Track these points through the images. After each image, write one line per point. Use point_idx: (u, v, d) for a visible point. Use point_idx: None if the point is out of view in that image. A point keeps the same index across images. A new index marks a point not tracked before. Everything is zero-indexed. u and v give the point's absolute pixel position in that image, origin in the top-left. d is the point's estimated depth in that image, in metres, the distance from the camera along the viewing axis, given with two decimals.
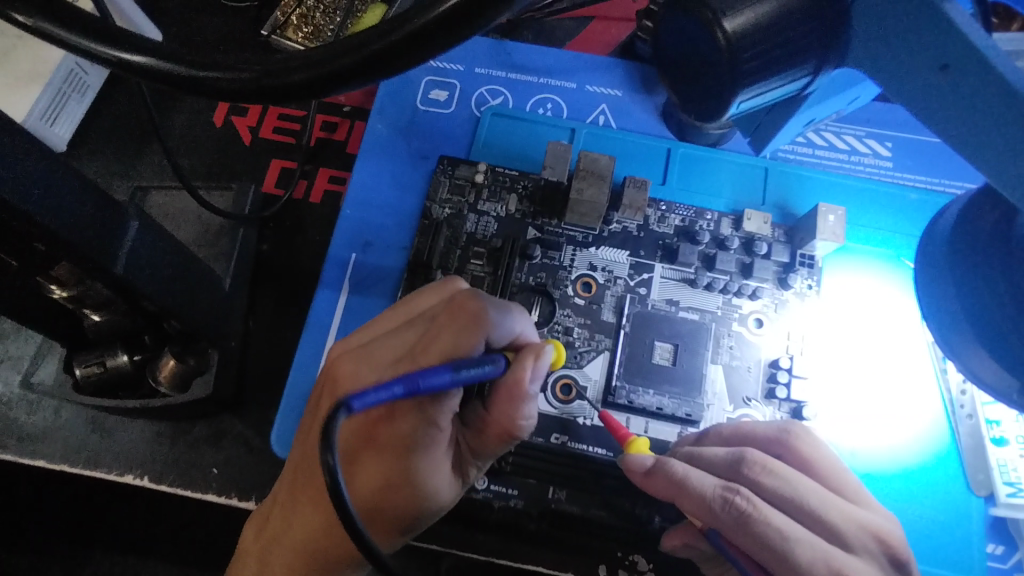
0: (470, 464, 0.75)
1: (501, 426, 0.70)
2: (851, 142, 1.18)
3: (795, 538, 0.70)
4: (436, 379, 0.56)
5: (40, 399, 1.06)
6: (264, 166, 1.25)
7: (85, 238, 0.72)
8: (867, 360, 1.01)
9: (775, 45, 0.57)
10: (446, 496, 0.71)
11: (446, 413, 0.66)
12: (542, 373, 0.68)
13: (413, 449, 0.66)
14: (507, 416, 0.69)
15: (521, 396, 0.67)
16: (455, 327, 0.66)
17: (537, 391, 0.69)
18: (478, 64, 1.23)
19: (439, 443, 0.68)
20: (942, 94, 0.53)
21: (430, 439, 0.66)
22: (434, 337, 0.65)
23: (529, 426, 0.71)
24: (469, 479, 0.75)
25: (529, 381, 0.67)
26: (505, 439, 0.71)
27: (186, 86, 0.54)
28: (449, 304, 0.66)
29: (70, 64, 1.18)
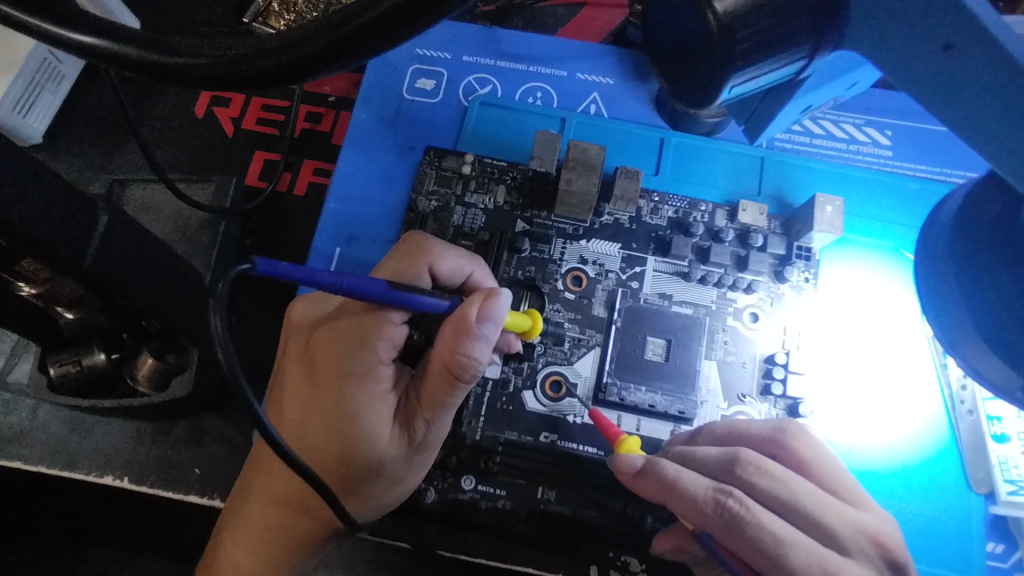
0: (423, 415, 0.76)
1: (442, 361, 0.72)
2: (850, 130, 1.15)
3: (789, 541, 0.68)
4: (366, 285, 0.65)
5: (17, 399, 1.04)
6: (247, 158, 1.22)
7: (52, 233, 0.69)
8: (858, 344, 0.98)
9: (769, 27, 0.54)
10: (384, 442, 0.75)
11: (389, 344, 0.76)
12: (492, 317, 0.71)
13: (352, 379, 0.74)
14: (449, 352, 0.71)
15: (465, 329, 0.70)
16: (403, 259, 0.80)
17: (488, 334, 0.72)
18: (466, 52, 1.19)
19: (380, 378, 0.76)
20: (949, 76, 0.50)
21: (368, 370, 0.75)
22: (391, 265, 0.80)
23: (474, 367, 0.72)
24: (417, 437, 0.76)
25: (473, 318, 0.70)
26: (449, 379, 0.72)
27: (148, 72, 0.51)
28: (406, 246, 0.82)
29: (43, 53, 1.15)
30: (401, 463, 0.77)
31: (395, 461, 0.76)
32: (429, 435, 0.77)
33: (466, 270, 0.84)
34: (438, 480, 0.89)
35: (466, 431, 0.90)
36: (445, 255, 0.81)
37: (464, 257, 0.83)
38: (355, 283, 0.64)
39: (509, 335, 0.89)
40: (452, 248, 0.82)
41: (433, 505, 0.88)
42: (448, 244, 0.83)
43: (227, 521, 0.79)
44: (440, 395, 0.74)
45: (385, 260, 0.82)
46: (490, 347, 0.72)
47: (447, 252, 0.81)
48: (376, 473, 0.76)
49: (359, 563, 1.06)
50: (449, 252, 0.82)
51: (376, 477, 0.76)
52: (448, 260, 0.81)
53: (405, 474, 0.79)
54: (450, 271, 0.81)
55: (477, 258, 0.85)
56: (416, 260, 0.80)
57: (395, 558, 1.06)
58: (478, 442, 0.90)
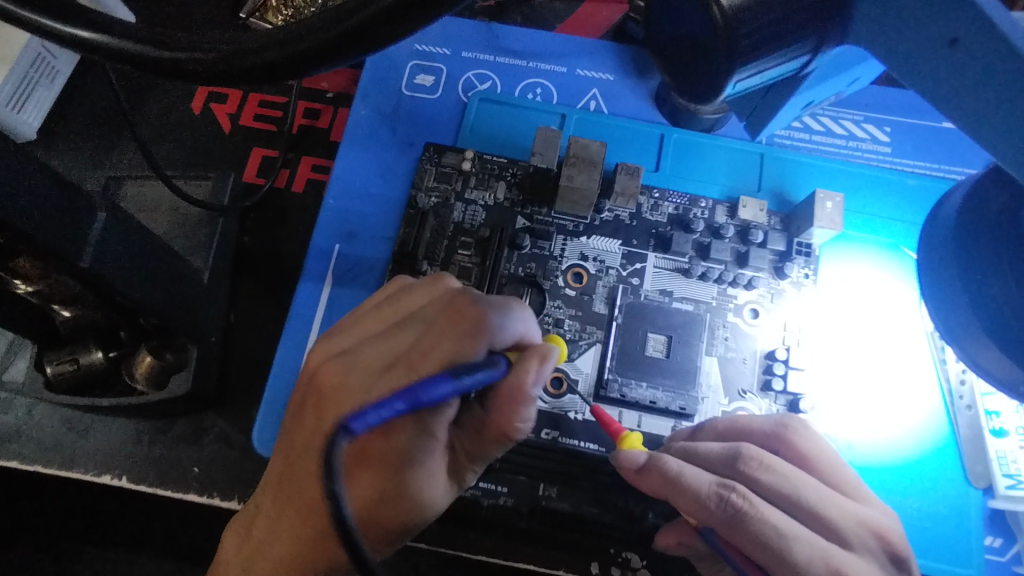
0: (469, 469, 0.69)
1: (496, 426, 0.65)
2: (849, 126, 1.15)
3: (792, 535, 0.68)
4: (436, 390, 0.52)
5: (12, 398, 1.03)
6: (244, 154, 1.21)
7: (50, 229, 0.68)
8: (876, 363, 0.98)
9: (772, 22, 0.54)
10: (442, 496, 0.66)
11: (443, 421, 0.62)
12: (545, 379, 0.63)
13: (409, 464, 0.61)
14: (506, 418, 0.64)
15: (519, 396, 0.62)
16: (451, 334, 0.61)
17: (537, 396, 0.64)
18: (465, 48, 1.19)
19: (438, 454, 0.63)
20: (955, 70, 0.50)
21: (426, 449, 0.62)
22: (438, 343, 0.61)
23: (525, 430, 0.65)
24: (466, 486, 0.69)
25: (532, 385, 0.62)
26: (500, 441, 0.66)
27: (146, 66, 0.50)
28: (457, 316, 0.62)
29: (37, 48, 1.14)
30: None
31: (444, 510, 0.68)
32: (478, 480, 0.70)
33: (520, 331, 0.65)
34: None
35: None
36: (502, 327, 0.62)
37: (518, 316, 0.65)
38: (428, 393, 0.51)
39: None
40: (506, 308, 0.64)
41: None
42: (501, 304, 0.64)
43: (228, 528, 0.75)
44: (491, 452, 0.67)
45: (427, 327, 0.63)
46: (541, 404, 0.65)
47: (503, 318, 0.62)
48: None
49: None
50: (505, 311, 0.63)
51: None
52: (506, 330, 0.62)
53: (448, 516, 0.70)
54: (507, 343, 0.63)
55: (527, 309, 0.67)
56: (472, 339, 0.61)
57: (398, 556, 1.06)
58: None
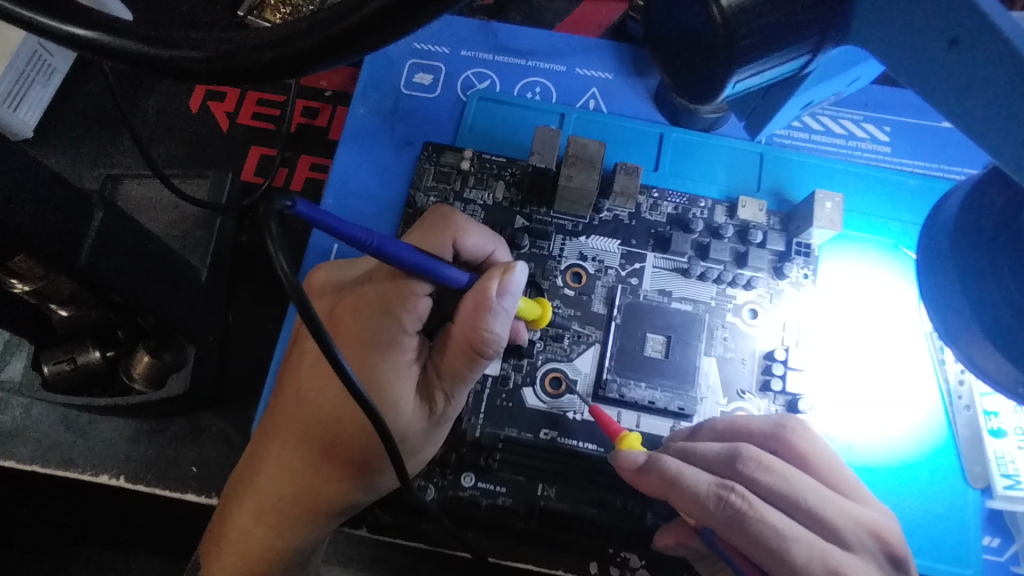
0: (439, 390, 0.75)
1: (463, 336, 0.70)
2: (848, 126, 1.15)
3: (792, 537, 0.68)
4: (396, 246, 0.62)
5: (10, 397, 1.03)
6: (243, 153, 1.20)
7: (46, 228, 0.68)
8: (857, 334, 0.99)
9: (773, 21, 0.53)
10: (407, 415, 0.74)
11: (414, 317, 0.73)
12: (511, 291, 0.69)
13: (377, 350, 0.73)
14: (470, 325, 0.69)
15: (484, 304, 0.68)
16: (427, 228, 0.78)
17: (508, 310, 0.70)
18: (463, 47, 1.18)
19: (405, 349, 0.74)
20: (958, 71, 0.50)
21: (393, 340, 0.73)
22: (415, 236, 0.78)
23: (495, 341, 0.70)
24: (437, 410, 0.76)
25: (495, 292, 0.68)
26: (470, 354, 0.71)
27: (143, 65, 0.50)
28: (431, 218, 0.80)
29: (33, 45, 1.13)
30: (421, 436, 0.77)
31: (416, 433, 0.76)
32: (448, 408, 0.77)
33: (487, 249, 0.82)
34: (438, 477, 0.89)
35: (466, 428, 0.90)
36: (471, 230, 0.79)
37: (489, 234, 0.82)
38: (384, 243, 0.61)
39: (517, 322, 0.89)
40: (478, 224, 0.81)
41: (433, 502, 0.88)
42: (474, 220, 0.81)
43: (236, 492, 0.76)
44: (462, 369, 0.73)
45: (411, 231, 0.80)
46: (509, 322, 0.71)
47: (470, 224, 0.78)
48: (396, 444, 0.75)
49: (359, 559, 1.06)
50: (475, 226, 0.79)
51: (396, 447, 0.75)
52: (475, 235, 0.79)
53: (423, 445, 0.78)
54: (475, 246, 0.79)
55: (499, 238, 0.84)
56: (443, 231, 0.77)
57: (396, 554, 1.06)
58: (478, 439, 0.89)
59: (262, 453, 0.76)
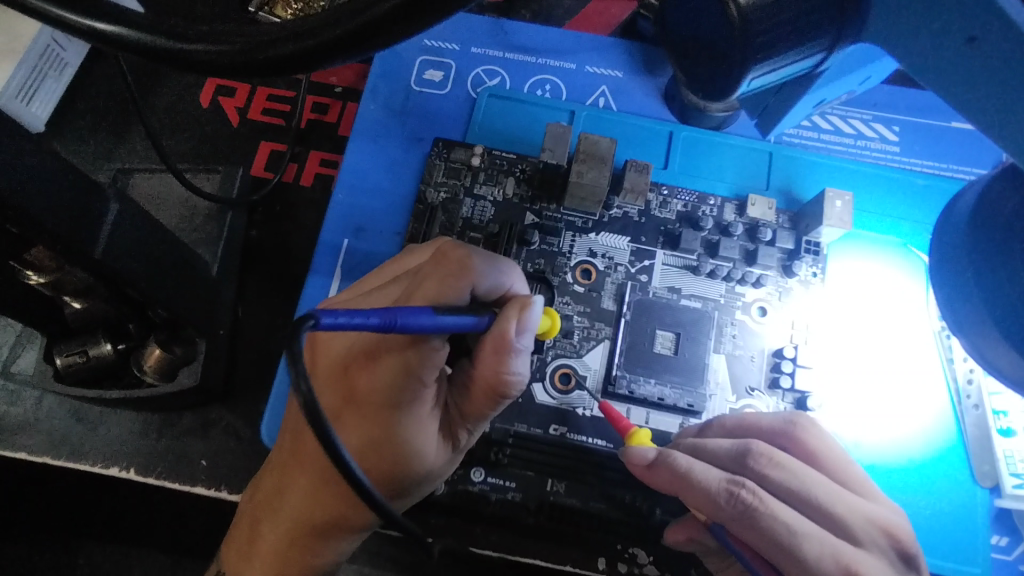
0: (461, 427, 0.75)
1: (486, 381, 0.68)
2: (858, 126, 1.15)
3: (802, 532, 0.68)
4: (417, 318, 0.57)
5: (21, 390, 1.03)
6: (253, 148, 1.21)
7: (63, 220, 0.68)
8: (875, 355, 0.98)
9: (791, 18, 0.54)
10: (433, 457, 0.72)
11: (433, 370, 0.66)
12: (527, 328, 0.67)
13: (398, 408, 0.67)
14: (492, 371, 0.67)
15: (504, 348, 0.66)
16: (441, 275, 0.66)
17: (525, 346, 0.68)
18: (474, 44, 1.19)
19: (426, 401, 0.69)
20: (977, 67, 0.49)
21: (415, 397, 0.67)
22: (427, 285, 0.66)
23: (518, 381, 0.69)
24: (460, 443, 0.75)
25: (513, 334, 0.66)
26: (493, 397, 0.70)
27: (164, 59, 0.50)
28: (443, 261, 0.67)
29: (46, 39, 1.13)
30: (445, 465, 0.75)
31: (441, 467, 0.74)
32: (470, 438, 0.77)
33: (506, 284, 0.71)
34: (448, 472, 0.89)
35: None
36: (486, 271, 0.67)
37: (505, 268, 0.70)
38: (405, 318, 0.56)
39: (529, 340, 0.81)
40: (494, 261, 0.69)
41: (443, 496, 0.88)
42: (490, 256, 0.69)
43: (265, 513, 0.75)
44: (483, 409, 0.72)
45: (418, 273, 0.69)
46: (529, 359, 0.69)
47: (489, 268, 0.67)
48: (423, 482, 0.73)
49: (366, 553, 1.06)
50: (490, 266, 0.68)
51: (424, 483, 0.74)
52: (490, 277, 0.68)
53: (446, 471, 0.77)
54: (491, 288, 0.68)
55: (513, 265, 0.72)
56: (457, 278, 0.66)
57: (403, 549, 1.07)
58: (488, 434, 0.90)
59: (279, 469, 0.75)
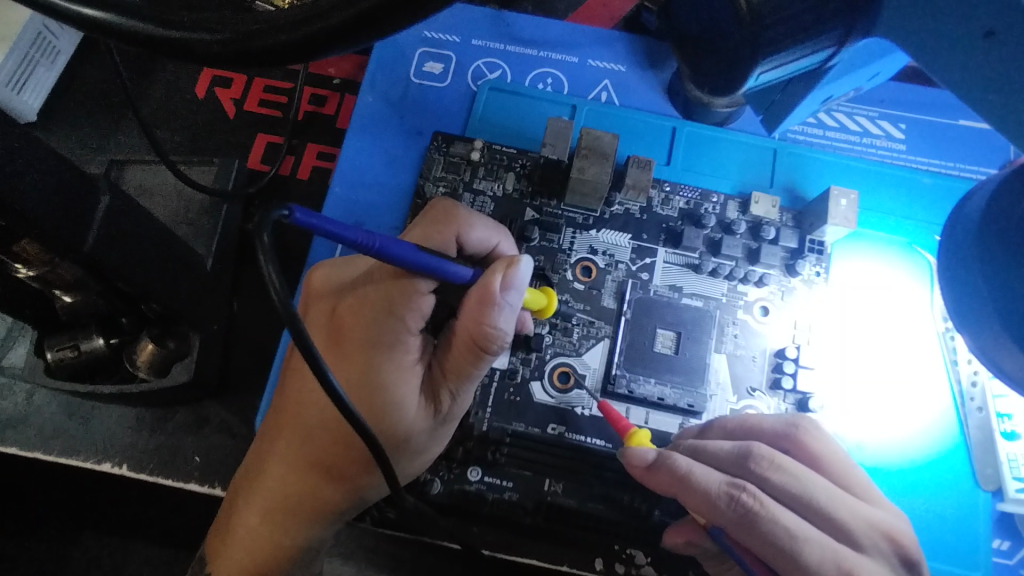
0: (444, 389, 0.73)
1: (467, 333, 0.69)
2: (863, 123, 1.14)
3: (803, 537, 0.67)
4: (397, 248, 0.61)
5: (12, 384, 1.02)
6: (249, 140, 1.19)
7: (53, 212, 0.67)
8: (873, 346, 0.97)
9: (802, 11, 0.52)
10: (412, 414, 0.72)
11: (417, 314, 0.71)
12: (516, 286, 0.68)
13: (379, 350, 0.71)
14: (474, 322, 0.68)
15: (489, 300, 0.67)
16: (430, 223, 0.76)
17: (512, 304, 0.68)
18: (474, 36, 1.17)
19: (408, 349, 0.72)
20: (990, 64, 0.48)
21: (397, 339, 0.71)
22: (417, 231, 0.76)
23: (500, 338, 0.68)
24: (442, 410, 0.74)
25: (498, 288, 0.67)
26: (474, 351, 0.69)
27: (155, 48, 0.49)
28: (431, 212, 0.77)
29: (37, 26, 1.12)
30: (426, 436, 0.75)
31: (421, 433, 0.74)
32: (455, 407, 0.75)
33: (492, 242, 0.80)
34: (444, 471, 0.88)
35: (473, 422, 0.89)
36: (473, 223, 0.77)
37: (492, 227, 0.80)
38: (386, 243, 0.60)
39: (525, 313, 0.87)
40: (481, 217, 0.79)
41: (439, 496, 0.87)
42: (477, 214, 0.79)
43: (245, 492, 0.76)
44: (466, 365, 0.71)
45: (411, 227, 0.78)
46: (515, 318, 0.69)
47: (474, 220, 0.77)
48: (400, 446, 0.73)
49: (360, 551, 1.05)
50: (477, 220, 0.78)
51: (402, 450, 0.73)
52: (478, 229, 0.77)
53: (429, 446, 0.76)
54: (478, 240, 0.78)
55: (502, 230, 0.82)
56: (445, 226, 0.76)
57: (397, 547, 1.06)
58: (485, 433, 0.88)
59: (267, 453, 0.75)
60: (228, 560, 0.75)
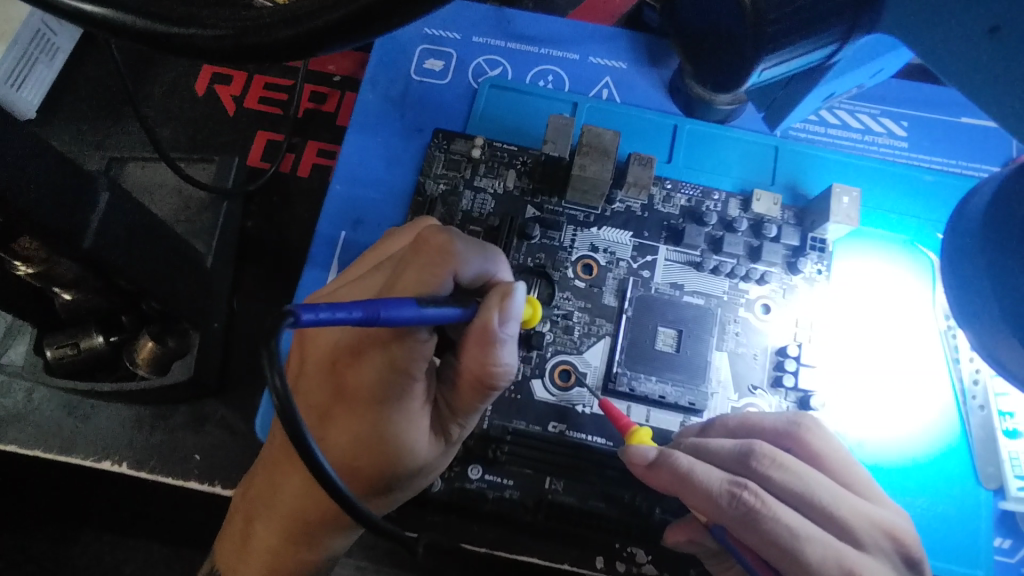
0: (453, 422, 0.72)
1: (472, 374, 0.65)
2: (865, 120, 1.13)
3: (804, 535, 0.67)
4: (401, 312, 0.54)
5: (12, 381, 1.02)
6: (249, 137, 1.18)
7: (52, 209, 0.66)
8: (876, 347, 0.97)
9: (806, 7, 0.52)
10: (425, 452, 0.69)
11: (422, 364, 0.64)
12: (512, 316, 0.63)
13: (386, 402, 0.65)
14: (477, 363, 0.64)
15: (488, 339, 0.62)
16: (422, 263, 0.64)
17: (512, 334, 0.64)
18: (475, 33, 1.16)
19: (416, 395, 0.66)
20: (996, 60, 0.47)
21: (403, 391, 0.65)
22: (408, 274, 0.64)
23: (505, 373, 0.66)
24: (452, 437, 0.73)
25: (496, 325, 0.62)
26: (480, 390, 0.67)
27: (153, 43, 0.48)
28: (424, 249, 0.65)
29: (36, 23, 1.11)
30: (438, 461, 0.73)
31: (433, 462, 0.72)
32: (463, 432, 0.74)
33: (489, 271, 0.68)
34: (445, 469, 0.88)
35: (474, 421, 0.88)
36: (468, 256, 0.65)
37: (487, 253, 0.67)
38: (388, 310, 0.53)
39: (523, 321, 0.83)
40: (475, 244, 0.66)
41: (440, 494, 0.87)
42: (470, 241, 0.66)
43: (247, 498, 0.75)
44: (473, 403, 0.69)
45: (399, 263, 0.67)
46: (517, 348, 0.65)
47: (471, 253, 0.64)
48: (414, 476, 0.71)
49: (360, 548, 1.05)
50: (471, 250, 0.65)
51: (416, 478, 0.72)
52: (473, 262, 0.65)
53: (439, 466, 0.75)
54: (473, 275, 0.66)
55: (499, 252, 0.69)
56: (439, 264, 0.64)
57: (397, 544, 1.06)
58: (486, 431, 0.88)
59: (270, 460, 0.73)
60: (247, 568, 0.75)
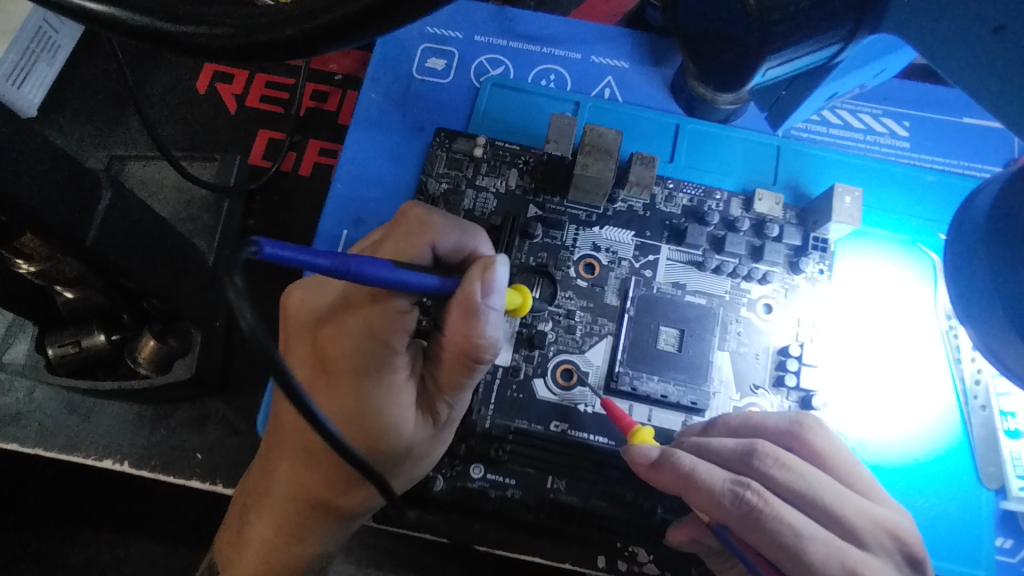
0: (440, 401, 0.72)
1: (456, 346, 0.66)
2: (867, 120, 1.13)
3: (807, 535, 0.67)
4: (373, 268, 0.55)
5: (12, 379, 1.02)
6: (250, 136, 1.18)
7: (55, 207, 0.66)
8: (873, 342, 0.97)
9: (809, 7, 0.52)
10: (411, 430, 0.70)
11: (402, 334, 0.66)
12: (495, 288, 0.64)
13: (367, 375, 0.66)
14: (462, 334, 0.65)
15: (472, 310, 0.63)
16: (401, 234, 0.68)
17: (496, 306, 0.64)
18: (477, 32, 1.16)
19: (397, 369, 0.68)
20: (1000, 59, 0.47)
21: (385, 362, 0.67)
22: (387, 244, 0.68)
23: (490, 345, 0.66)
24: (442, 418, 0.72)
25: (479, 295, 0.63)
26: (465, 363, 0.67)
27: (157, 41, 0.48)
28: (403, 222, 0.69)
29: (37, 20, 1.11)
30: (427, 444, 0.73)
31: (422, 443, 0.72)
32: (453, 413, 0.74)
33: (471, 246, 0.69)
34: (447, 468, 0.88)
35: (476, 420, 0.88)
36: (446, 229, 0.68)
37: (467, 228, 0.69)
38: (360, 264, 0.54)
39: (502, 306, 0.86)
40: (454, 220, 0.69)
41: (441, 492, 0.87)
42: (450, 217, 0.70)
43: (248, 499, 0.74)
44: (460, 377, 0.69)
45: (381, 237, 0.70)
46: (501, 321, 0.65)
47: (448, 226, 0.67)
48: (403, 459, 0.71)
49: (362, 548, 1.05)
50: (450, 224, 0.68)
51: (404, 461, 0.72)
52: (451, 236, 0.68)
53: (431, 450, 0.75)
54: (452, 248, 0.68)
55: (479, 229, 0.71)
56: (417, 236, 0.67)
57: (399, 543, 1.06)
58: (488, 431, 0.88)
59: (270, 459, 0.73)
60: (242, 565, 0.74)
